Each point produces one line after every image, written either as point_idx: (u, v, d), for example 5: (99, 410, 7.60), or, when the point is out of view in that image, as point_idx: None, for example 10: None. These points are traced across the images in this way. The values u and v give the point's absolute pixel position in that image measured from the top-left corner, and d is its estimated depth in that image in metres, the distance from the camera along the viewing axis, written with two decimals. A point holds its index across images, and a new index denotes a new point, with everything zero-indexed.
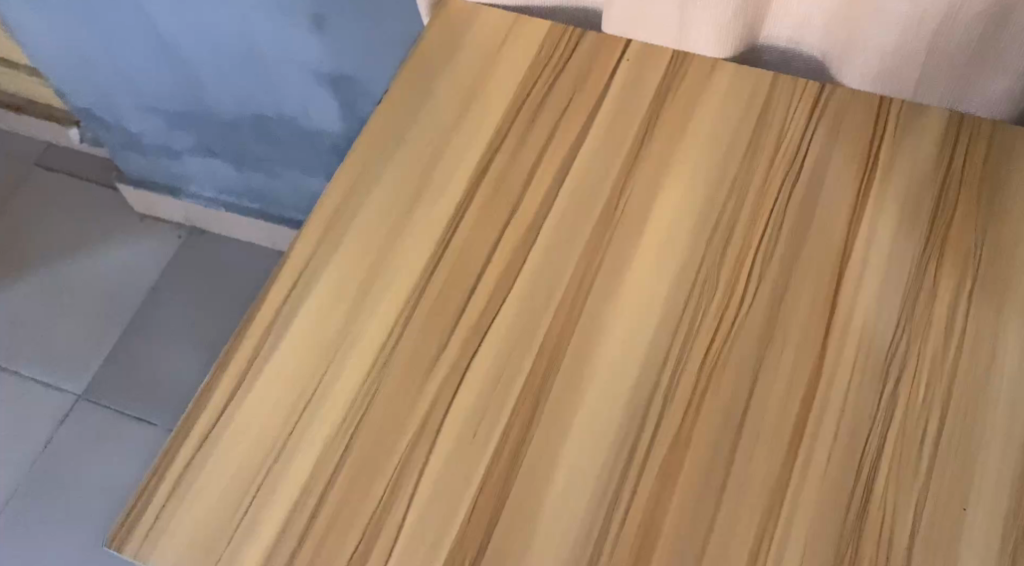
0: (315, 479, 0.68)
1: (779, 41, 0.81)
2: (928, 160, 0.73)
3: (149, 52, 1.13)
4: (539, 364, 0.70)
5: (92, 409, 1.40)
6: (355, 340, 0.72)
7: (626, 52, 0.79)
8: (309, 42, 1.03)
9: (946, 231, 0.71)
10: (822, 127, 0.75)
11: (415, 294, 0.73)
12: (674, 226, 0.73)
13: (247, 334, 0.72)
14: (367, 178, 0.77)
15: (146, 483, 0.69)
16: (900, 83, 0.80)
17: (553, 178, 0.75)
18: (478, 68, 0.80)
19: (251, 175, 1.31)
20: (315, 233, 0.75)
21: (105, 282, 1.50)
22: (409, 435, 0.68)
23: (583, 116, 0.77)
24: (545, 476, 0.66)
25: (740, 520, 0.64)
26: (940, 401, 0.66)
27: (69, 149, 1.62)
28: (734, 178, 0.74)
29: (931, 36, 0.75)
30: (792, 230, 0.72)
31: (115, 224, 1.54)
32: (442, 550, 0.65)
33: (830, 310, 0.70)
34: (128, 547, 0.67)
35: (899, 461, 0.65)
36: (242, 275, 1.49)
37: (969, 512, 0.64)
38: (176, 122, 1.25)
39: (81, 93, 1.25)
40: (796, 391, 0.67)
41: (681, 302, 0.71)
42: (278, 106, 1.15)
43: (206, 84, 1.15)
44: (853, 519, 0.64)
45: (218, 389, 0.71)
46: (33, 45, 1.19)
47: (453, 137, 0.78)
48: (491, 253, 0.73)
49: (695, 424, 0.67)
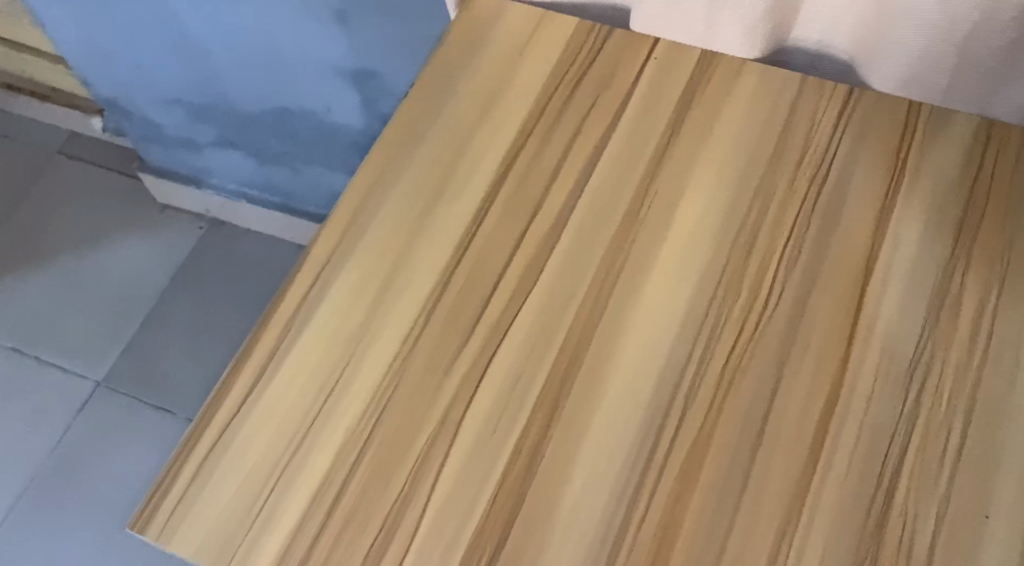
0: (335, 471, 0.68)
1: (808, 43, 0.82)
2: (957, 165, 0.73)
3: (175, 50, 1.20)
4: (559, 362, 0.70)
5: (116, 397, 1.48)
6: (376, 334, 0.72)
7: (653, 50, 0.80)
8: (331, 40, 1.09)
9: (974, 236, 0.71)
10: (850, 131, 0.75)
11: (438, 290, 0.73)
12: (698, 229, 0.73)
13: (269, 326, 0.73)
14: (391, 173, 0.77)
15: (167, 471, 0.69)
16: (930, 88, 0.79)
17: (576, 179, 0.76)
18: (504, 67, 0.81)
19: (273, 169, 1.39)
20: (338, 226, 0.76)
21: (124, 274, 1.58)
22: (429, 430, 0.69)
23: (607, 117, 0.78)
24: (563, 474, 0.67)
25: (759, 523, 0.64)
26: (963, 407, 0.66)
27: (93, 139, 1.72)
28: (760, 181, 0.74)
29: (962, 41, 0.75)
30: (818, 234, 0.72)
31: (143, 222, 1.63)
32: (460, 544, 0.65)
33: (854, 314, 0.69)
34: (150, 532, 0.68)
35: (921, 467, 0.65)
36: (262, 267, 1.57)
37: (990, 519, 0.63)
38: (199, 116, 1.33)
39: (106, 85, 1.33)
40: (817, 394, 0.67)
41: (704, 305, 0.71)
42: (300, 102, 1.22)
43: (230, 80, 1.22)
44: (874, 524, 0.64)
45: (239, 378, 0.72)
46: (61, 38, 1.26)
47: (478, 135, 0.78)
48: (514, 251, 0.74)
49: (716, 426, 0.67)
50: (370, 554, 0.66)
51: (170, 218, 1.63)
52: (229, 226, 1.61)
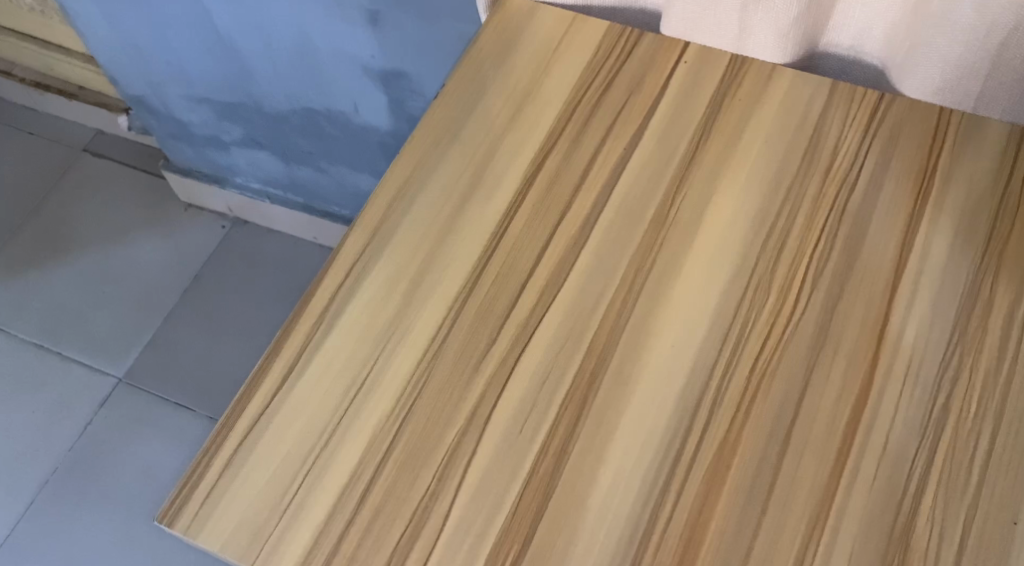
0: (362, 469, 0.68)
1: (840, 48, 0.83)
2: (989, 171, 0.73)
3: (206, 48, 1.21)
4: (587, 363, 0.70)
5: (139, 393, 1.48)
6: (406, 332, 0.72)
7: (684, 54, 0.80)
8: (363, 40, 1.09)
9: (1004, 244, 0.71)
10: (880, 137, 0.75)
11: (467, 288, 0.74)
12: (727, 232, 0.73)
13: (300, 322, 0.74)
14: (422, 171, 0.78)
15: (196, 464, 0.70)
16: (962, 97, 0.79)
17: (605, 182, 0.76)
18: (535, 69, 0.81)
19: (298, 169, 1.40)
20: (370, 223, 0.76)
21: (147, 271, 1.59)
22: (458, 426, 0.69)
23: (637, 119, 0.78)
24: (591, 473, 0.67)
25: (786, 526, 0.64)
26: (992, 415, 0.66)
27: (118, 138, 1.74)
28: (789, 186, 0.74)
29: (997, 50, 0.75)
30: (847, 239, 0.72)
31: (169, 221, 1.64)
32: (486, 542, 0.66)
33: (883, 321, 0.69)
34: (179, 525, 0.68)
35: (949, 474, 0.65)
36: (286, 267, 1.58)
37: (1018, 525, 0.63)
38: (226, 115, 1.34)
39: (135, 82, 1.34)
40: (845, 400, 0.67)
41: (733, 308, 0.71)
42: (328, 102, 1.23)
43: (259, 79, 1.23)
44: (901, 528, 0.64)
45: (270, 373, 0.72)
46: (91, 36, 1.27)
47: (508, 137, 0.79)
48: (544, 251, 0.74)
49: (743, 430, 0.67)
50: (398, 549, 0.66)
51: (194, 217, 1.64)
52: (252, 226, 1.62)
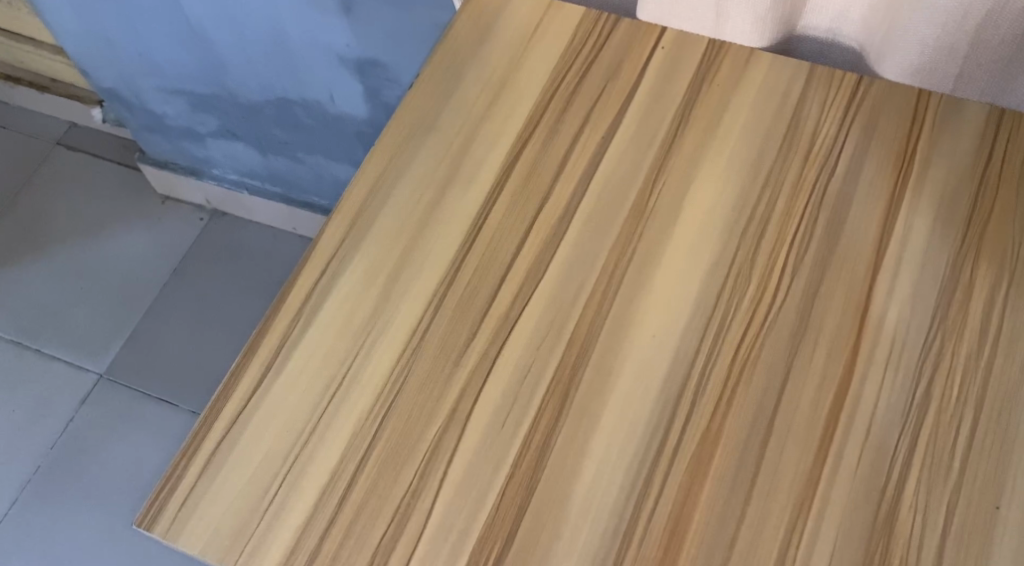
0: (343, 467, 0.68)
1: (818, 31, 0.83)
2: (968, 153, 0.73)
3: (179, 40, 1.20)
4: (569, 354, 0.70)
5: (120, 389, 1.47)
6: (385, 326, 0.72)
7: (661, 39, 0.80)
8: (337, 28, 1.08)
9: (984, 225, 0.71)
10: (858, 121, 0.74)
11: (446, 282, 0.73)
12: (707, 222, 0.73)
13: (277, 318, 0.73)
14: (398, 164, 0.77)
15: (174, 465, 0.69)
16: (941, 79, 0.79)
17: (584, 171, 0.76)
18: (510, 58, 0.80)
19: (275, 159, 1.38)
20: (346, 217, 0.75)
21: (126, 265, 1.58)
22: (439, 421, 0.68)
23: (615, 107, 0.77)
24: (574, 466, 0.66)
25: (771, 513, 0.64)
26: (975, 399, 0.66)
27: (93, 130, 1.72)
28: (768, 173, 0.74)
29: (974, 31, 0.74)
30: (828, 225, 0.72)
31: (147, 213, 1.62)
32: (470, 538, 0.65)
33: (864, 305, 0.69)
34: (157, 529, 0.68)
35: (931, 461, 0.64)
36: (266, 260, 1.57)
37: (1001, 509, 0.63)
38: (201, 106, 1.32)
39: (105, 75, 1.32)
40: (828, 386, 0.67)
41: (714, 295, 0.70)
42: (304, 92, 1.21)
43: (233, 70, 1.21)
44: (885, 514, 0.64)
45: (247, 373, 0.71)
46: (60, 27, 1.25)
47: (485, 128, 0.78)
48: (522, 243, 0.74)
49: (726, 417, 0.67)
50: (380, 547, 0.65)
51: (172, 209, 1.62)
52: (231, 218, 1.61)
